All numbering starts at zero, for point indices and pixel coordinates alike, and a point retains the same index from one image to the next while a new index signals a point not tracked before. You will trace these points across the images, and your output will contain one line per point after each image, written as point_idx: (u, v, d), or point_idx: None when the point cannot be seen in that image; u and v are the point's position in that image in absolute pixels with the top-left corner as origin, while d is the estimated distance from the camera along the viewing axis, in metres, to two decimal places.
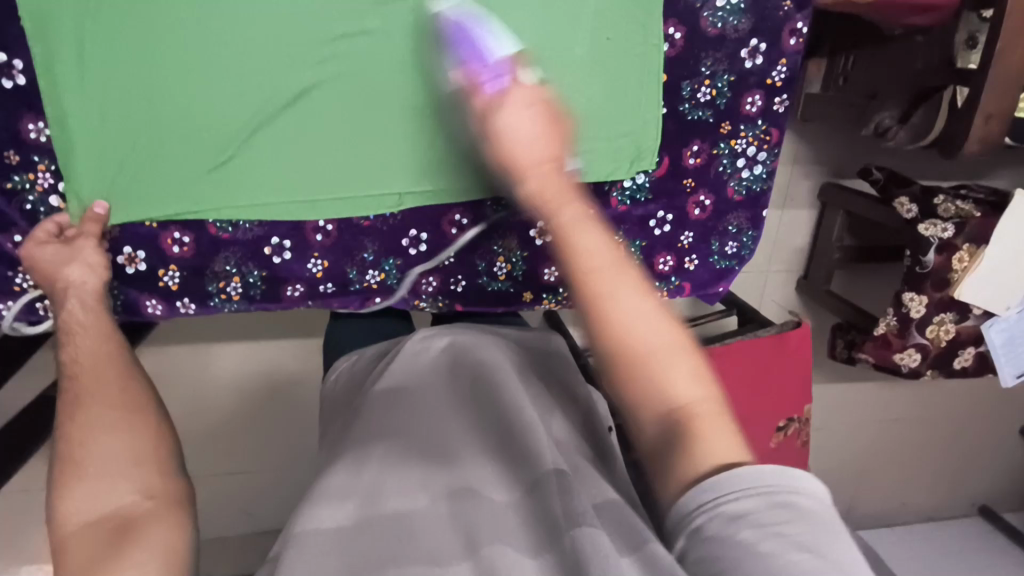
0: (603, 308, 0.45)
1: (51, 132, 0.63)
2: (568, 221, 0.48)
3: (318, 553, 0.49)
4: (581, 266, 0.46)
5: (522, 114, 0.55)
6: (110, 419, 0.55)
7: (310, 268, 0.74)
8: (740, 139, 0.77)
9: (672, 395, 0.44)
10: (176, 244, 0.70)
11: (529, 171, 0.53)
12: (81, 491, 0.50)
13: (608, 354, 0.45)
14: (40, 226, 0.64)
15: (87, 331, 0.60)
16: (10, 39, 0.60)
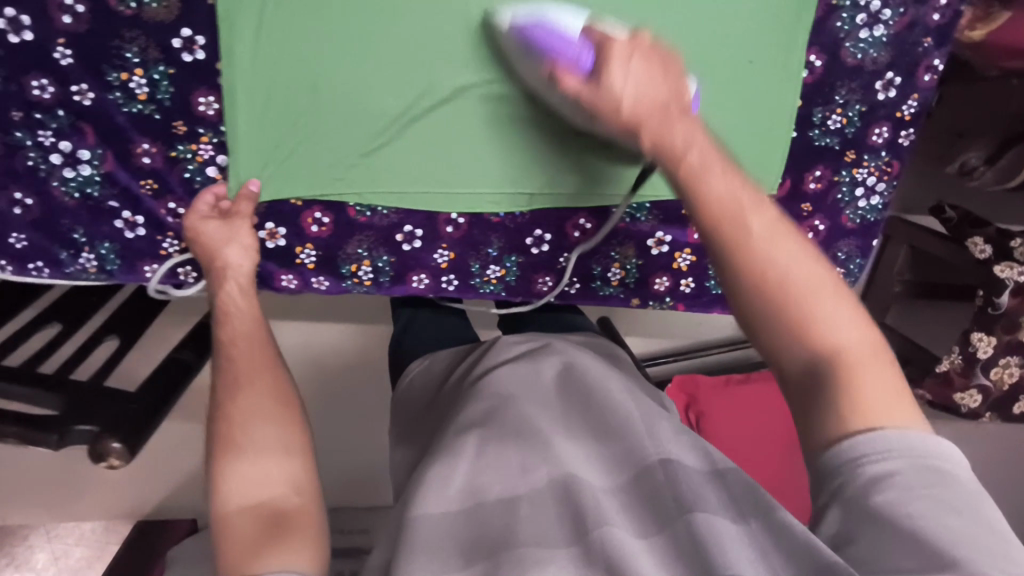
0: (745, 247, 0.50)
1: (219, 105, 0.66)
2: (679, 133, 0.55)
3: (435, 534, 0.54)
4: (719, 210, 0.52)
5: (626, 67, 0.58)
6: (266, 407, 0.60)
7: (436, 258, 0.76)
8: (863, 168, 0.78)
9: (833, 338, 0.48)
10: (315, 223, 0.73)
11: (643, 125, 0.57)
12: (240, 471, 0.55)
13: (749, 291, 0.50)
14: (201, 198, 0.67)
15: (242, 314, 0.65)
16: (196, 15, 0.62)
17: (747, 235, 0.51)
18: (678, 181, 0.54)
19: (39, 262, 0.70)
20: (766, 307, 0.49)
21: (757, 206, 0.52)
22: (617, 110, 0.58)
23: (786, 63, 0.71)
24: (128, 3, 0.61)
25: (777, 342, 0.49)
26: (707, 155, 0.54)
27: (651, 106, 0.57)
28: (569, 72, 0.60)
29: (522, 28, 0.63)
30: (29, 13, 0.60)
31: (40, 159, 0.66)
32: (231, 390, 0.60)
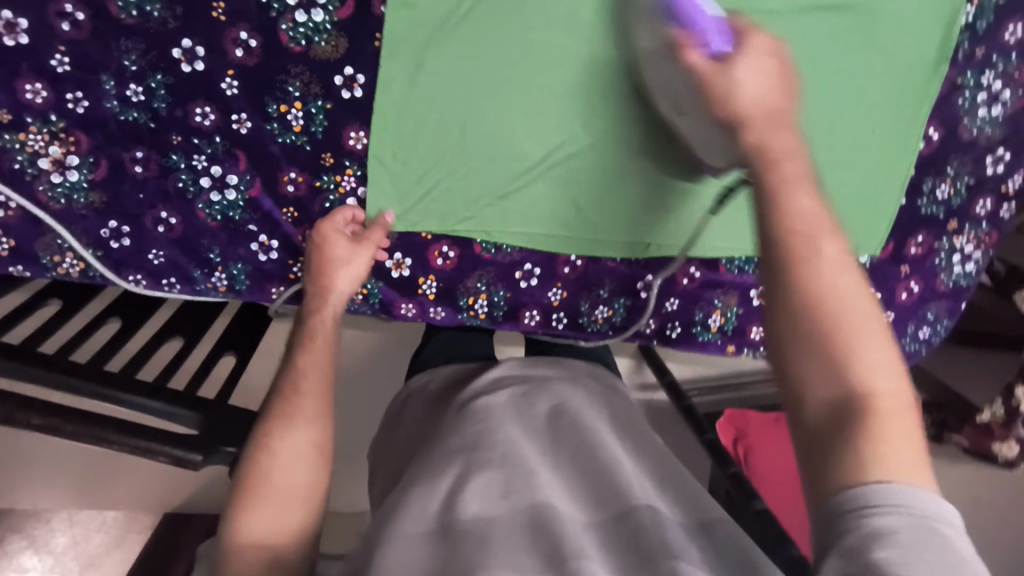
0: (808, 259, 0.47)
1: (369, 141, 0.68)
2: (792, 174, 0.51)
3: (404, 557, 0.50)
4: (791, 240, 0.48)
5: (757, 65, 0.57)
6: (304, 444, 0.60)
7: (549, 296, 0.79)
8: (962, 237, 0.81)
9: (864, 377, 0.44)
10: (441, 257, 0.75)
11: (752, 116, 0.55)
12: (254, 512, 0.57)
13: (790, 307, 0.47)
14: (342, 212, 0.69)
15: (320, 346, 0.66)
16: (362, 55, 0.64)
17: (813, 253, 0.48)
18: (761, 185, 0.52)
19: (172, 278, 0.72)
20: (808, 346, 0.45)
21: (821, 232, 0.49)
22: (733, 105, 0.56)
23: (906, 135, 0.74)
24: (299, 41, 0.63)
25: (807, 369, 0.45)
26: (800, 171, 0.52)
27: (760, 105, 0.56)
28: (696, 47, 0.58)
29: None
30: (205, 45, 0.62)
31: (191, 181, 0.68)
32: (277, 422, 0.61)
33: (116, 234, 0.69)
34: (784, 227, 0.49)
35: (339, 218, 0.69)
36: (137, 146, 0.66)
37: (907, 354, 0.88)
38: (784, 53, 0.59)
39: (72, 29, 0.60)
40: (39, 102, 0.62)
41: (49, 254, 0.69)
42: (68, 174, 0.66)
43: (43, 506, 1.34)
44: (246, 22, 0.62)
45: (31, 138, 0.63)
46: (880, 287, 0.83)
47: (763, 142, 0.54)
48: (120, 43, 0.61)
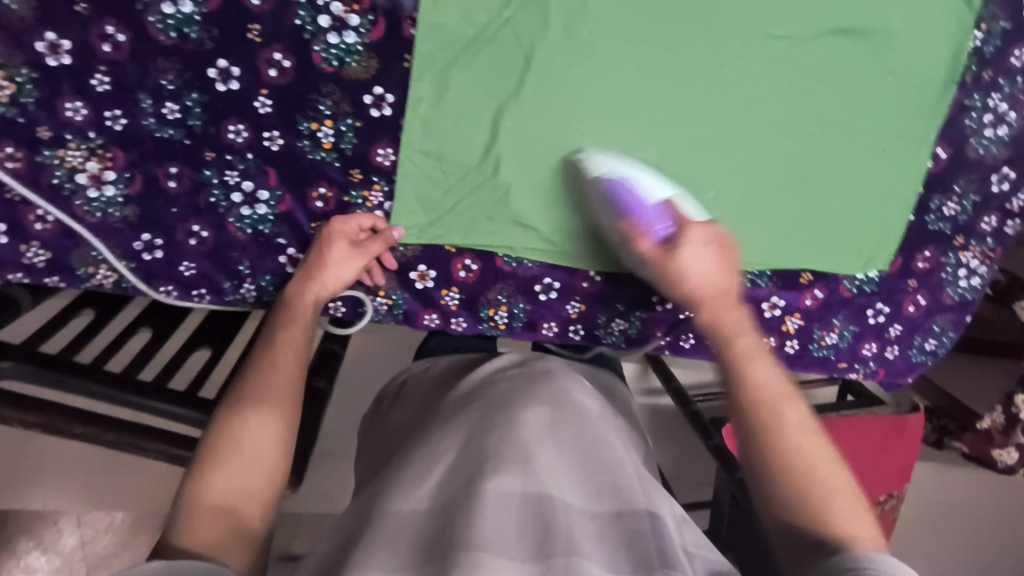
0: (781, 431, 0.60)
1: (398, 158, 0.70)
2: (745, 347, 0.65)
3: (399, 535, 0.52)
4: (798, 457, 0.59)
5: (699, 252, 0.67)
6: (272, 412, 0.60)
7: (567, 308, 0.81)
8: (968, 252, 0.84)
9: (840, 525, 0.56)
10: (463, 269, 0.77)
11: (708, 301, 0.67)
12: (224, 471, 0.56)
13: (781, 478, 0.58)
14: (360, 219, 0.71)
15: (297, 325, 0.67)
16: (392, 76, 0.66)
17: (781, 423, 0.60)
18: (722, 362, 0.65)
19: (203, 289, 0.74)
20: (772, 459, 0.59)
21: (790, 406, 0.61)
22: (686, 289, 0.67)
23: (914, 155, 0.77)
24: (331, 62, 0.65)
25: (784, 498, 0.58)
26: (739, 329, 0.66)
27: (711, 290, 0.67)
28: (644, 235, 0.68)
29: (612, 184, 0.69)
30: (240, 65, 0.64)
31: (222, 196, 0.70)
32: (252, 394, 0.61)
33: (149, 246, 0.71)
34: (745, 389, 0.63)
35: (341, 222, 0.70)
36: (171, 162, 0.68)
37: (912, 364, 0.91)
38: (721, 235, 0.70)
39: (111, 49, 0.62)
40: (79, 119, 0.65)
41: (84, 266, 0.71)
42: (104, 189, 0.68)
43: (53, 507, 1.35)
44: (281, 43, 0.64)
45: (70, 155, 0.66)
46: (887, 299, 0.86)
47: (697, 315, 0.68)
48: (157, 63, 0.63)
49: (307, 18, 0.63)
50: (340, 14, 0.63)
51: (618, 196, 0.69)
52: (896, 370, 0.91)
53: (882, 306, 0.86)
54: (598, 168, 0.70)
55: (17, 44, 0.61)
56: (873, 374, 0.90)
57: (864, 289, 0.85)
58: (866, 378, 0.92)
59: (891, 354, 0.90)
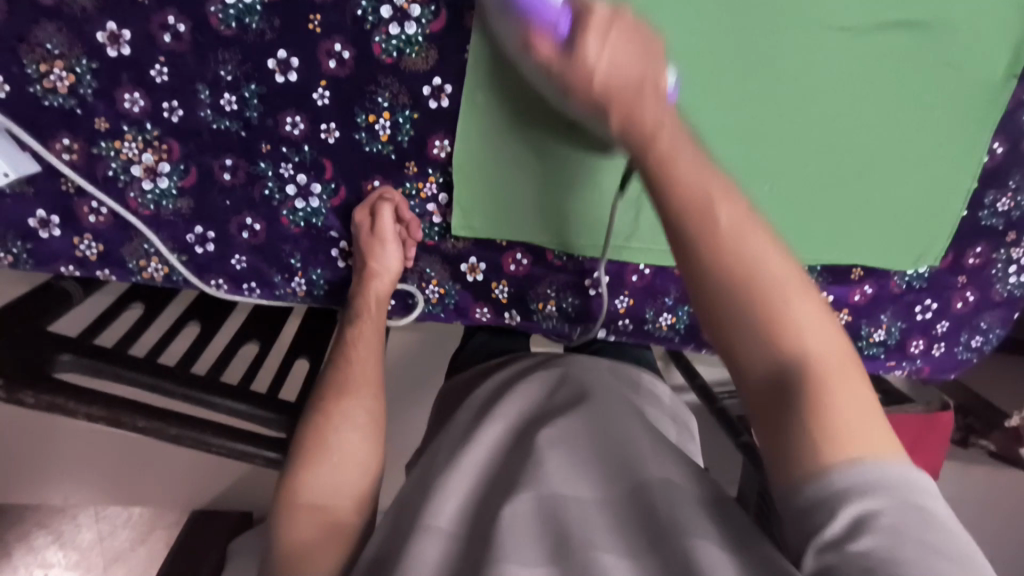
0: (720, 246, 0.46)
1: (453, 150, 0.69)
2: (661, 150, 0.49)
3: (432, 547, 0.50)
4: (688, 202, 0.47)
5: (607, 42, 0.53)
6: (360, 419, 0.60)
7: (616, 303, 0.80)
8: (1019, 248, 0.83)
9: (804, 347, 0.43)
10: (514, 263, 0.76)
11: (657, 130, 0.50)
12: (315, 476, 0.56)
13: (714, 296, 0.46)
14: (392, 202, 0.69)
15: (370, 324, 0.68)
16: (452, 67, 0.66)
17: (714, 225, 0.46)
18: (644, 164, 0.50)
19: (253, 283, 0.73)
20: (728, 284, 0.45)
21: (676, 141, 0.50)
22: (589, 83, 0.53)
23: (971, 150, 0.76)
24: (391, 53, 0.65)
25: (751, 352, 0.44)
26: (630, 83, 0.52)
27: (631, 75, 0.53)
28: (543, 37, 0.55)
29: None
30: (300, 56, 0.64)
31: (276, 189, 0.69)
32: (329, 388, 0.61)
33: (201, 239, 0.70)
34: (694, 235, 0.47)
35: (369, 208, 0.69)
36: (227, 154, 0.67)
37: (958, 362, 0.90)
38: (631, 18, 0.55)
39: (172, 40, 0.62)
40: (136, 111, 0.64)
41: (135, 259, 0.70)
42: (158, 181, 0.67)
43: (72, 502, 1.35)
44: (341, 34, 0.64)
45: (126, 146, 0.65)
46: (936, 295, 0.85)
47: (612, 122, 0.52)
48: (217, 54, 0.63)
49: (369, 8, 0.63)
50: (402, 4, 0.63)
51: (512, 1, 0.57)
52: (943, 367, 0.90)
53: (930, 302, 0.86)
54: None
55: (78, 34, 0.61)
56: (919, 370, 0.90)
57: (913, 285, 0.84)
58: (911, 375, 0.91)
59: (938, 351, 0.89)
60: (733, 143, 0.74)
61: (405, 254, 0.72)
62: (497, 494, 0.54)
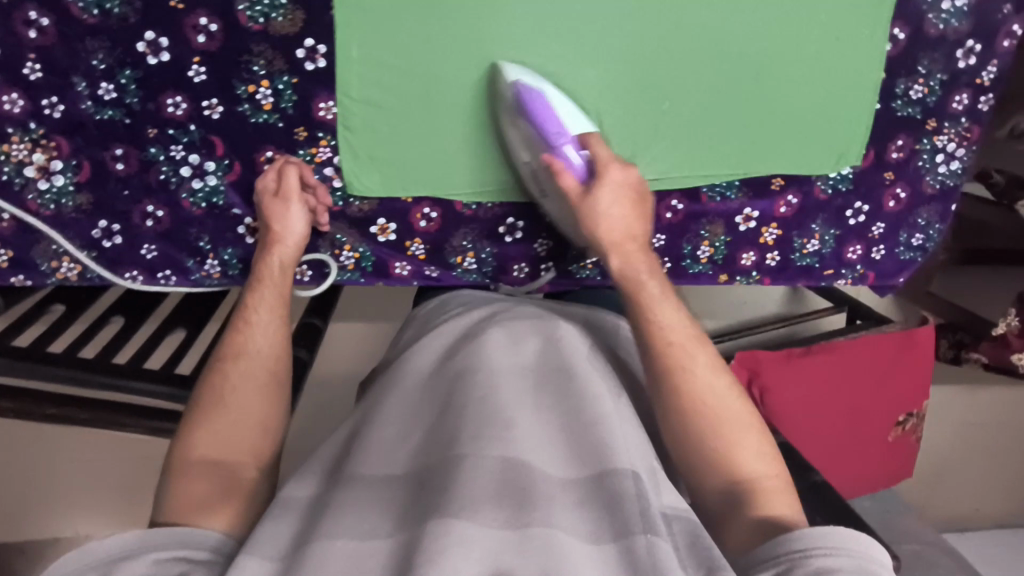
0: (685, 366, 0.64)
1: (338, 111, 0.69)
2: (645, 293, 0.67)
3: (369, 502, 0.54)
4: (665, 338, 0.65)
5: (610, 197, 0.69)
6: (258, 381, 0.63)
7: (536, 247, 0.80)
8: (942, 136, 0.81)
9: (746, 470, 0.62)
10: (424, 218, 0.76)
11: (622, 246, 0.69)
12: (208, 431, 0.60)
13: (686, 429, 0.63)
14: (289, 168, 0.69)
15: (270, 285, 0.68)
16: (320, 24, 0.65)
17: (693, 363, 0.64)
18: (625, 293, 0.68)
19: (167, 271, 0.74)
20: (694, 418, 0.63)
21: (652, 272, 0.69)
22: (596, 227, 0.69)
23: (871, 37, 0.74)
24: (257, 19, 0.65)
25: (703, 473, 0.63)
26: (626, 238, 0.69)
27: (613, 233, 0.69)
28: (569, 174, 0.69)
29: (521, 94, 0.67)
30: (168, 35, 0.64)
31: (171, 172, 0.70)
32: (232, 359, 0.64)
33: (107, 233, 0.71)
34: (659, 337, 0.65)
35: (274, 172, 0.70)
36: (116, 144, 0.68)
37: (902, 264, 0.88)
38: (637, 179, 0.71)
39: (37, 35, 0.63)
40: (17, 112, 0.65)
41: (46, 261, 0.71)
42: (53, 180, 0.68)
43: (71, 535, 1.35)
44: (204, 7, 0.64)
45: (15, 149, 0.66)
46: (865, 196, 0.83)
47: (609, 263, 0.69)
48: (85, 43, 0.64)
49: None
50: None
51: (529, 106, 0.67)
52: (888, 271, 0.88)
53: (861, 204, 0.84)
54: (513, 74, 0.68)
55: None
56: (864, 278, 0.88)
57: (839, 188, 0.82)
58: (856, 284, 0.90)
59: (879, 256, 0.87)
60: (624, 66, 0.72)
61: (318, 220, 0.72)
62: (442, 444, 0.56)
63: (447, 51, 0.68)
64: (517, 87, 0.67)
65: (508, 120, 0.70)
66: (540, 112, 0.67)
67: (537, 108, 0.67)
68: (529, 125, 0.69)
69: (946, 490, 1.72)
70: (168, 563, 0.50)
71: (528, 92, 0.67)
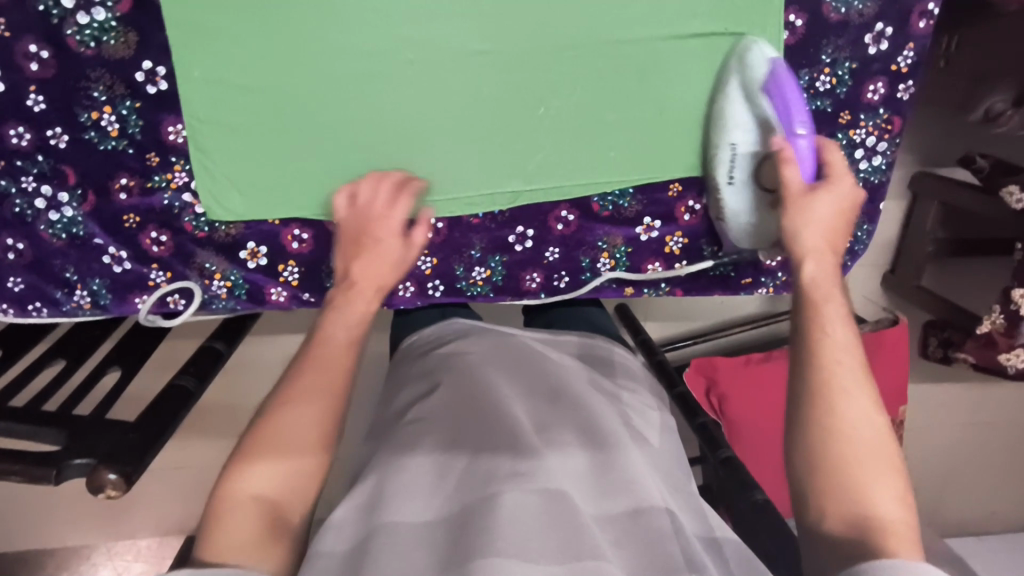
0: (838, 394, 0.54)
1: (188, 133, 0.66)
2: (830, 312, 0.57)
3: (406, 547, 0.52)
4: (824, 352, 0.55)
5: (828, 204, 0.61)
6: (323, 395, 0.58)
7: (420, 265, 0.77)
8: (859, 129, 0.74)
9: (877, 511, 0.50)
10: (295, 240, 0.73)
11: (809, 257, 0.60)
12: (255, 467, 0.54)
13: (809, 447, 0.53)
14: (389, 175, 0.68)
15: (352, 299, 0.64)
16: (155, 45, 0.63)
17: (847, 386, 0.54)
18: (799, 308, 0.58)
19: (37, 303, 0.72)
20: (841, 446, 0.52)
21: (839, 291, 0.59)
22: (812, 230, 0.60)
23: (762, 25, 0.67)
24: (88, 43, 0.62)
25: (822, 505, 0.52)
26: (825, 246, 0.61)
27: (817, 241, 0.60)
28: (796, 163, 0.62)
29: (774, 73, 0.64)
30: None
31: (25, 205, 0.68)
32: (290, 389, 0.58)
33: None
34: (822, 352, 0.55)
35: (350, 188, 0.68)
36: None
37: None
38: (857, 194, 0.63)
39: None
40: None
41: None
42: None
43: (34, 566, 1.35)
44: (32, 34, 0.61)
45: None
46: None
47: (802, 268, 0.59)
48: None
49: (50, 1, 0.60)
50: None
51: (776, 83, 0.64)
52: None
53: None
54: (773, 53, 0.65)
55: None
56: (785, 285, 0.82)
57: None
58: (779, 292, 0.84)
59: None
60: (490, 71, 0.67)
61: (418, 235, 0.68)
62: (476, 481, 0.55)
63: (293, 67, 0.65)
64: (773, 66, 0.64)
65: (743, 96, 0.66)
66: (789, 92, 0.63)
67: (784, 86, 0.63)
68: (770, 107, 0.65)
69: (949, 497, 1.61)
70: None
71: (770, 81, 0.64)
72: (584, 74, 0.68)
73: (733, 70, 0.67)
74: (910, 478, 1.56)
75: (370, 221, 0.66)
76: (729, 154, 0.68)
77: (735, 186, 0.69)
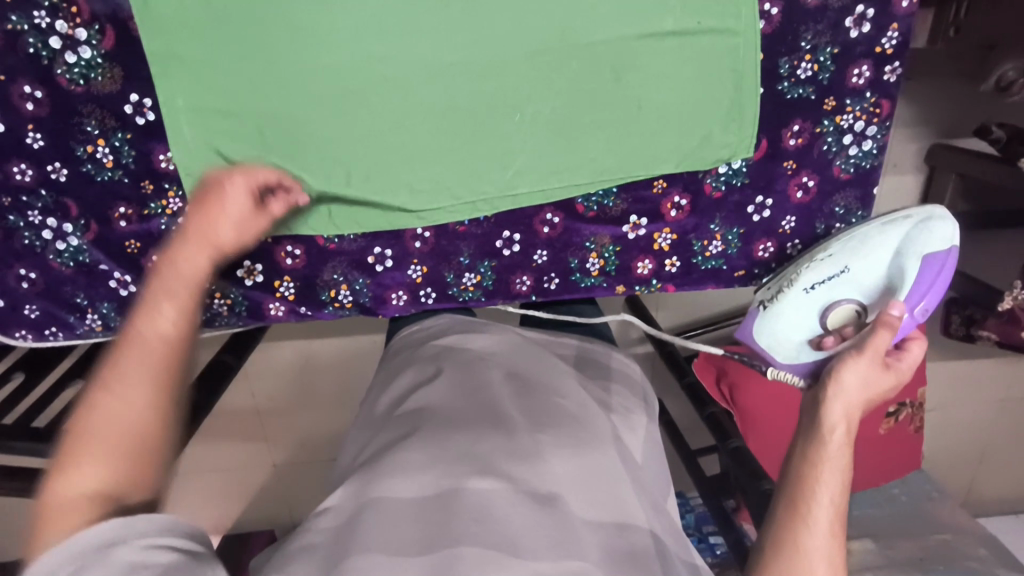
0: (801, 536, 0.52)
1: (178, 159, 0.69)
2: (827, 456, 0.56)
3: (398, 518, 0.50)
4: (801, 490, 0.54)
5: (872, 371, 0.60)
6: (139, 378, 0.49)
7: (410, 274, 0.79)
8: (846, 114, 0.72)
9: None
10: (288, 256, 0.76)
11: (828, 406, 0.58)
12: (74, 468, 0.45)
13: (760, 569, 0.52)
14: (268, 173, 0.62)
15: (180, 283, 0.54)
16: (141, 79, 0.65)
17: (820, 534, 0.52)
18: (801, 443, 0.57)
19: (54, 327, 0.76)
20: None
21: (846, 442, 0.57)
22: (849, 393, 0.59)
23: (735, 17, 0.67)
24: (78, 81, 0.65)
25: None
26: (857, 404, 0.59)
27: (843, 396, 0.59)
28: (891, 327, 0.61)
29: (932, 258, 0.70)
30: None
31: (34, 236, 0.71)
32: (105, 380, 0.49)
33: None
34: (798, 493, 0.54)
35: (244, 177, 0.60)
36: None
37: None
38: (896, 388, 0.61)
39: None
40: None
41: None
42: None
43: None
44: (25, 76, 0.64)
45: None
46: (766, 189, 0.76)
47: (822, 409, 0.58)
48: None
49: (38, 44, 0.63)
50: (67, 32, 0.63)
51: (929, 262, 0.70)
52: None
53: (762, 198, 0.77)
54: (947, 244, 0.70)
55: None
56: None
57: (733, 183, 0.76)
58: None
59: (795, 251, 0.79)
60: (462, 81, 0.68)
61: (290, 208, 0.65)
62: (466, 467, 0.53)
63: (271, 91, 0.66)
64: (951, 250, 0.70)
65: (880, 235, 0.73)
66: (928, 275, 0.70)
67: (928, 270, 0.70)
68: (909, 273, 0.71)
69: (982, 473, 1.57)
70: (160, 549, 0.44)
71: (932, 256, 0.71)
72: (560, 79, 0.68)
73: (915, 221, 0.72)
74: (941, 456, 1.53)
75: (216, 208, 0.57)
76: (835, 271, 0.74)
77: (809, 296, 0.75)
